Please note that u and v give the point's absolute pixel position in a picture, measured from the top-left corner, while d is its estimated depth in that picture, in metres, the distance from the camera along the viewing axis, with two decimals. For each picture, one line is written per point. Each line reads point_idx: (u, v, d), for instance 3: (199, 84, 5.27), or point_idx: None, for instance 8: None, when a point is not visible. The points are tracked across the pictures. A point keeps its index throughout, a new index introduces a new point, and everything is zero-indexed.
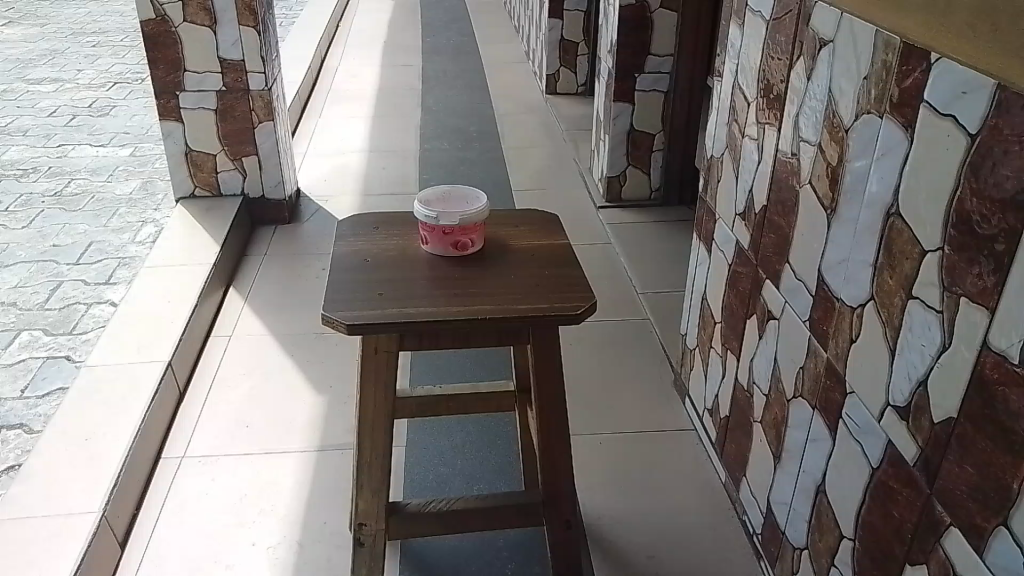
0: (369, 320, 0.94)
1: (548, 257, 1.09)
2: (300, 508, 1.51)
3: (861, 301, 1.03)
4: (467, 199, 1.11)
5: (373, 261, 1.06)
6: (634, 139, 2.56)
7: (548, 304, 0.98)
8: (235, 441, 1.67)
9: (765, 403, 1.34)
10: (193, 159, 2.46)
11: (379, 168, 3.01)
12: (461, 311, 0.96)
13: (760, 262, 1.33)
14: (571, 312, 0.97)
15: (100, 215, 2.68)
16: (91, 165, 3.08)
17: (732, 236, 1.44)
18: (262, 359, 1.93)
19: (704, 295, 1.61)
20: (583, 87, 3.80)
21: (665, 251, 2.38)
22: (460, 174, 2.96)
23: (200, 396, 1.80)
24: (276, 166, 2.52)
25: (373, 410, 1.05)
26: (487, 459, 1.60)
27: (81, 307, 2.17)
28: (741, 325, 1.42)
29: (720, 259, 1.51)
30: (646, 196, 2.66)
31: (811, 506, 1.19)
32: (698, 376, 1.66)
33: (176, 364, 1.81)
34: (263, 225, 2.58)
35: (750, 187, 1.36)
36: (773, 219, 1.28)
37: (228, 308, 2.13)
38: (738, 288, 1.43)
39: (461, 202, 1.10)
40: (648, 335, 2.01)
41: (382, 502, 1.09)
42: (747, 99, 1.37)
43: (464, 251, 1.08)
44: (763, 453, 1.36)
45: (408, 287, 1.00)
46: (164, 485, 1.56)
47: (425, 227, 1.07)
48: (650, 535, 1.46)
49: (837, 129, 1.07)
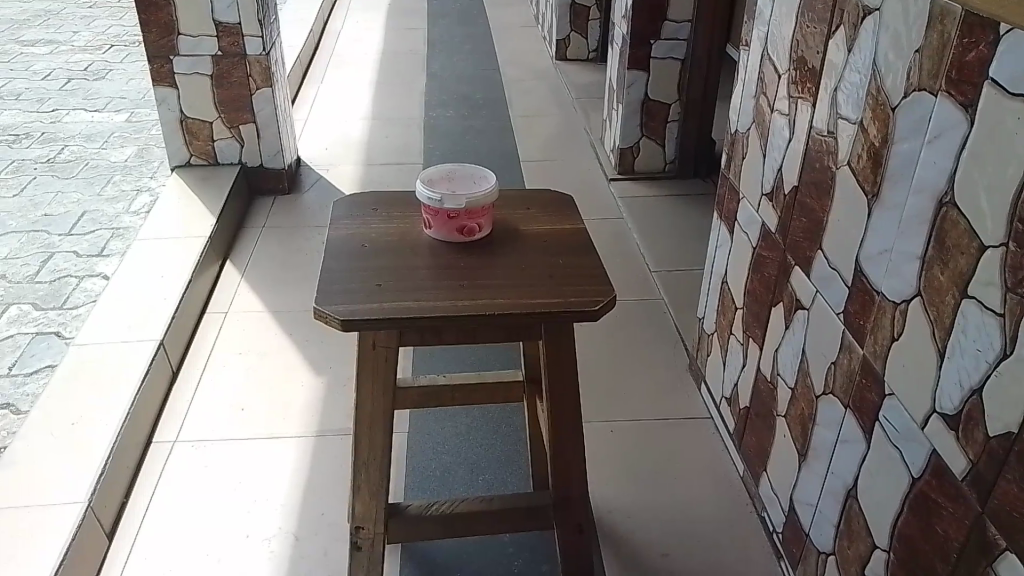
0: (366, 315, 0.85)
1: (561, 243, 1.00)
2: (297, 499, 1.44)
3: (906, 297, 0.94)
4: (475, 181, 1.02)
5: (369, 246, 0.98)
6: (649, 109, 2.45)
7: (562, 297, 0.89)
8: (230, 426, 1.60)
9: (790, 397, 1.26)
10: (188, 127, 2.37)
11: (383, 136, 2.90)
12: (472, 306, 0.87)
13: (788, 248, 1.24)
14: (587, 307, 0.88)
15: (94, 183, 2.60)
16: (85, 131, 2.99)
17: (757, 218, 1.35)
18: (258, 338, 1.85)
19: (723, 279, 1.53)
20: (595, 53, 3.68)
21: (679, 228, 2.28)
22: (466, 144, 2.86)
23: (193, 376, 1.73)
24: (274, 134, 2.42)
25: (371, 409, 0.96)
26: (492, 449, 1.53)
27: (72, 280, 2.09)
28: (765, 313, 1.34)
29: (744, 242, 1.41)
30: (660, 169, 2.56)
31: (841, 510, 1.12)
32: (716, 362, 1.59)
33: (168, 343, 1.73)
34: (261, 195, 2.49)
35: (778, 164, 1.26)
36: (804, 201, 1.19)
37: (225, 284, 2.05)
38: (763, 273, 1.34)
39: (468, 183, 1.02)
40: (662, 316, 1.92)
41: (381, 504, 1.01)
42: (777, 71, 1.26)
43: (471, 236, 0.99)
44: (787, 449, 1.28)
45: (409, 277, 0.92)
46: (154, 472, 1.50)
47: (428, 210, 0.98)
48: (664, 531, 1.39)
49: (882, 106, 0.97)
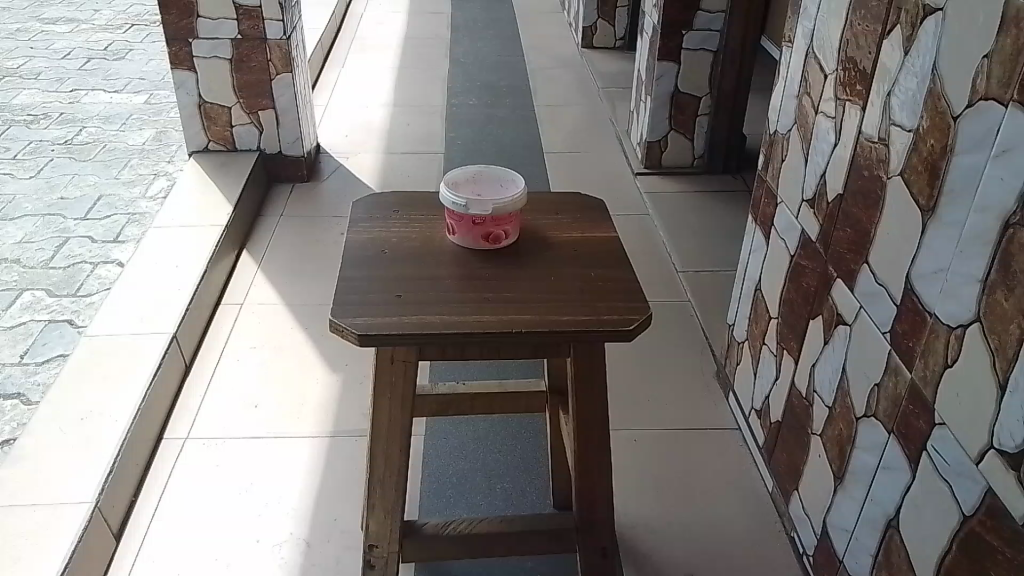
0: (384, 329, 0.80)
1: (593, 254, 0.94)
2: (309, 503, 1.40)
3: (963, 321, 0.88)
4: (502, 184, 0.97)
5: (389, 252, 0.92)
6: (678, 102, 2.38)
7: (595, 314, 0.83)
8: (241, 424, 1.56)
9: (827, 416, 1.20)
10: (207, 111, 2.32)
11: (404, 123, 2.85)
12: (497, 322, 0.82)
13: (830, 259, 1.18)
14: (620, 326, 0.82)
15: (111, 166, 2.56)
16: (104, 112, 2.95)
17: (797, 225, 1.28)
18: (272, 331, 1.80)
19: (757, 286, 1.47)
20: (623, 41, 3.59)
21: (708, 227, 2.21)
22: (489, 133, 2.79)
23: (206, 370, 1.69)
24: (294, 121, 2.36)
25: (387, 425, 0.91)
26: (511, 456, 1.48)
27: (86, 267, 2.05)
28: (802, 326, 1.28)
29: (781, 249, 1.35)
30: (688, 163, 2.49)
31: (880, 540, 1.06)
32: (746, 372, 1.52)
33: (181, 337, 1.69)
34: (280, 182, 2.44)
35: (821, 170, 1.20)
36: (850, 211, 1.12)
37: (240, 274, 2.01)
38: (801, 283, 1.28)
39: (495, 187, 0.97)
40: (689, 320, 1.86)
41: (396, 522, 0.96)
42: (823, 71, 1.19)
43: (497, 244, 0.94)
44: (822, 469, 1.22)
45: (431, 288, 0.86)
46: (164, 470, 1.46)
47: (452, 215, 0.93)
48: (689, 548, 1.33)
49: (943, 114, 0.90)
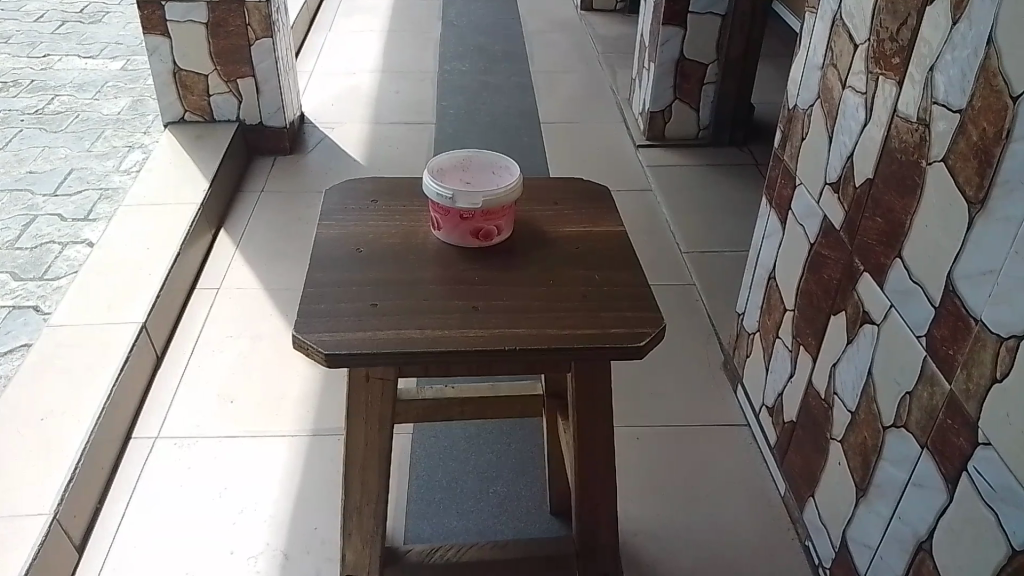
0: (355, 347, 0.68)
1: (598, 252, 0.82)
2: (288, 509, 1.30)
3: (1017, 333, 0.77)
4: (496, 173, 0.86)
5: (365, 251, 0.81)
6: (683, 70, 2.24)
7: (601, 325, 0.72)
8: (217, 421, 1.46)
9: (850, 421, 1.10)
10: (182, 79, 2.18)
11: (393, 91, 2.71)
12: (484, 336, 0.70)
13: (858, 250, 1.06)
14: (629, 342, 0.70)
15: (83, 138, 2.42)
16: (78, 79, 2.80)
17: (819, 211, 1.17)
18: (251, 318, 1.69)
19: (771, 273, 1.36)
20: (623, 4, 3.43)
21: (714, 203, 2.09)
22: (483, 102, 2.65)
23: (180, 362, 1.58)
24: (275, 90, 2.23)
25: (363, 447, 0.80)
26: (505, 456, 1.38)
27: (54, 248, 1.93)
28: (822, 321, 1.17)
29: (799, 235, 1.24)
30: (692, 135, 2.36)
31: (908, 562, 0.97)
32: (757, 365, 1.42)
33: (152, 326, 1.58)
34: (261, 155, 2.31)
35: (849, 151, 1.08)
36: (881, 198, 1.01)
37: (218, 255, 1.89)
38: (822, 274, 1.17)
39: (489, 176, 0.86)
40: (694, 304, 1.75)
41: (376, 552, 0.86)
42: (853, 39, 1.07)
43: (488, 241, 0.82)
44: (842, 478, 1.13)
45: (411, 294, 0.75)
46: (133, 472, 1.36)
47: (437, 208, 0.82)
48: (695, 558, 1.24)
49: (998, 94, 0.78)
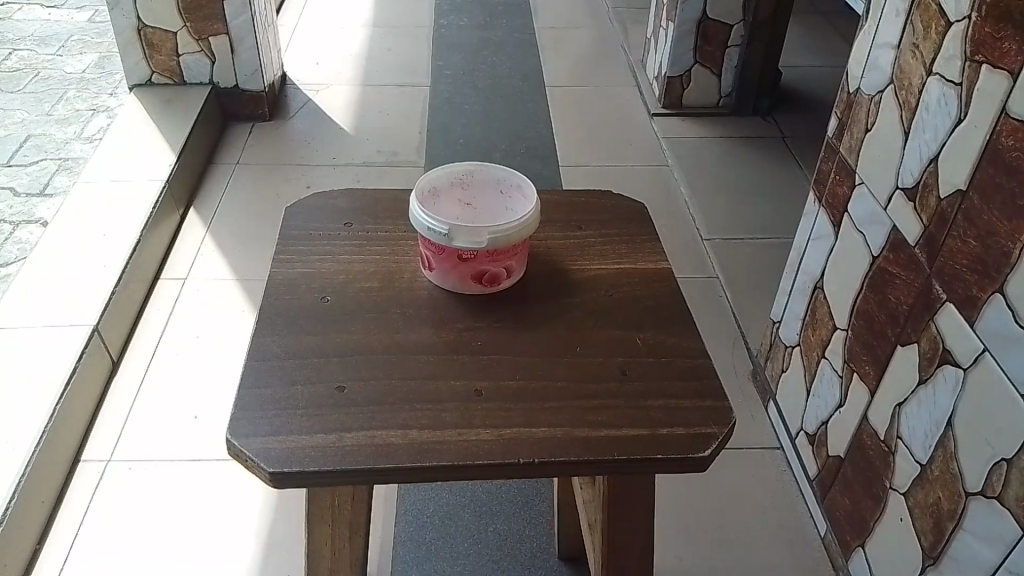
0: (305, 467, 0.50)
1: (636, 296, 0.64)
2: (255, 552, 1.14)
3: None
4: (503, 183, 0.70)
5: (333, 301, 0.62)
6: (706, 32, 2.01)
7: (651, 422, 0.54)
8: (178, 440, 1.28)
9: (919, 476, 0.92)
10: (148, 37, 1.95)
11: (384, 49, 2.47)
12: (490, 443, 0.52)
13: (941, 275, 0.88)
14: (688, 452, 0.52)
15: (43, 99, 2.20)
16: (40, 31, 2.56)
17: (888, 221, 0.98)
18: (221, 314, 1.51)
19: (817, 282, 1.17)
20: None
21: (740, 183, 1.89)
22: (483, 61, 2.42)
23: (139, 368, 1.40)
24: (252, 50, 2.00)
25: None
26: (506, 485, 1.21)
27: (4, 228, 1.72)
28: (886, 351, 0.99)
29: (860, 245, 1.04)
30: (713, 102, 2.15)
31: None
32: (795, 384, 1.24)
33: (106, 328, 1.39)
34: (237, 121, 2.10)
35: (933, 152, 0.88)
36: (979, 217, 0.81)
37: (185, 239, 1.69)
38: (889, 295, 0.98)
39: (495, 188, 0.70)
40: (718, 301, 1.57)
41: None
42: (946, 15, 0.86)
43: (495, 286, 0.64)
44: (905, 539, 0.96)
45: (391, 370, 0.57)
46: (80, 504, 1.19)
47: (427, 244, 0.63)
48: None
49: None
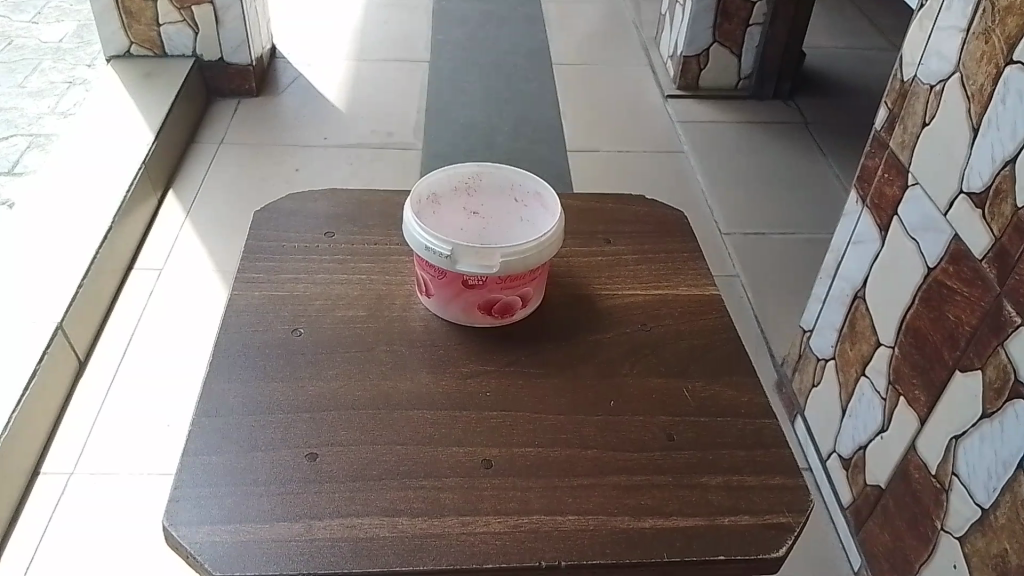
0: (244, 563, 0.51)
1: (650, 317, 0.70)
2: None
3: None
4: (510, 187, 0.72)
5: (305, 335, 0.66)
6: (726, 8, 1.88)
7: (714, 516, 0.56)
8: (147, 448, 1.17)
9: (979, 522, 0.81)
10: (125, 5, 1.81)
11: (381, 21, 2.33)
12: (502, 539, 0.53)
13: (1015, 295, 0.76)
14: (761, 551, 0.54)
15: (15, 70, 2.06)
16: None
17: (948, 228, 0.86)
18: (198, 308, 1.39)
19: (857, 291, 1.05)
20: None
21: (761, 173, 1.77)
22: (485, 36, 2.29)
23: (107, 369, 1.28)
24: (238, 20, 1.86)
25: None
26: None
27: None
28: (940, 375, 0.88)
29: (911, 254, 0.93)
30: (731, 85, 2.02)
31: None
32: (829, 401, 1.13)
33: (71, 323, 1.27)
34: (221, 96, 1.97)
35: (1009, 152, 0.76)
36: None
37: (163, 223, 1.57)
38: (946, 312, 0.87)
39: (499, 193, 0.73)
40: (740, 301, 1.45)
41: None
42: None
43: (508, 314, 0.68)
44: None
45: (378, 433, 0.59)
46: (39, 522, 1.08)
47: (430, 273, 0.66)
48: None
49: None
